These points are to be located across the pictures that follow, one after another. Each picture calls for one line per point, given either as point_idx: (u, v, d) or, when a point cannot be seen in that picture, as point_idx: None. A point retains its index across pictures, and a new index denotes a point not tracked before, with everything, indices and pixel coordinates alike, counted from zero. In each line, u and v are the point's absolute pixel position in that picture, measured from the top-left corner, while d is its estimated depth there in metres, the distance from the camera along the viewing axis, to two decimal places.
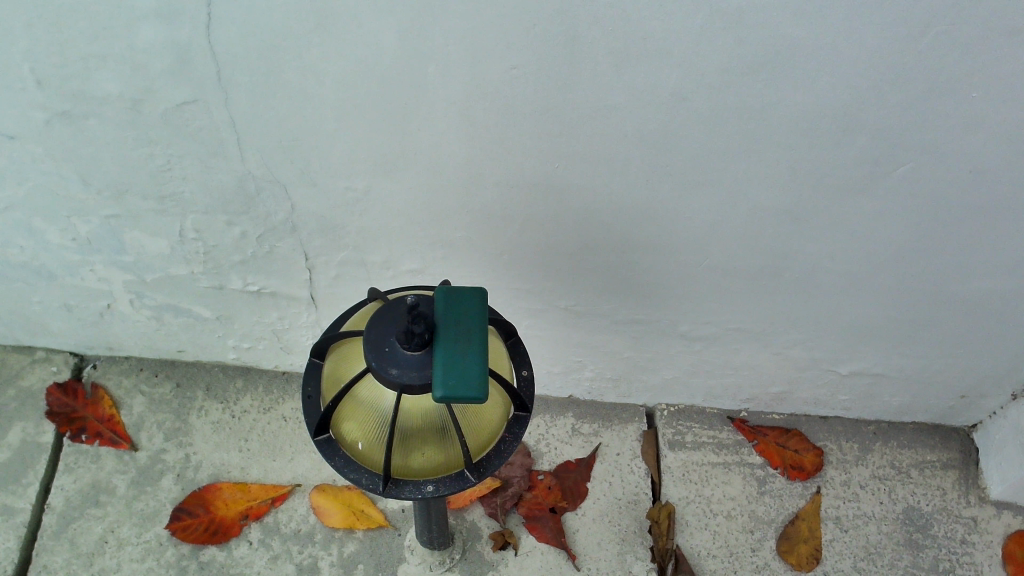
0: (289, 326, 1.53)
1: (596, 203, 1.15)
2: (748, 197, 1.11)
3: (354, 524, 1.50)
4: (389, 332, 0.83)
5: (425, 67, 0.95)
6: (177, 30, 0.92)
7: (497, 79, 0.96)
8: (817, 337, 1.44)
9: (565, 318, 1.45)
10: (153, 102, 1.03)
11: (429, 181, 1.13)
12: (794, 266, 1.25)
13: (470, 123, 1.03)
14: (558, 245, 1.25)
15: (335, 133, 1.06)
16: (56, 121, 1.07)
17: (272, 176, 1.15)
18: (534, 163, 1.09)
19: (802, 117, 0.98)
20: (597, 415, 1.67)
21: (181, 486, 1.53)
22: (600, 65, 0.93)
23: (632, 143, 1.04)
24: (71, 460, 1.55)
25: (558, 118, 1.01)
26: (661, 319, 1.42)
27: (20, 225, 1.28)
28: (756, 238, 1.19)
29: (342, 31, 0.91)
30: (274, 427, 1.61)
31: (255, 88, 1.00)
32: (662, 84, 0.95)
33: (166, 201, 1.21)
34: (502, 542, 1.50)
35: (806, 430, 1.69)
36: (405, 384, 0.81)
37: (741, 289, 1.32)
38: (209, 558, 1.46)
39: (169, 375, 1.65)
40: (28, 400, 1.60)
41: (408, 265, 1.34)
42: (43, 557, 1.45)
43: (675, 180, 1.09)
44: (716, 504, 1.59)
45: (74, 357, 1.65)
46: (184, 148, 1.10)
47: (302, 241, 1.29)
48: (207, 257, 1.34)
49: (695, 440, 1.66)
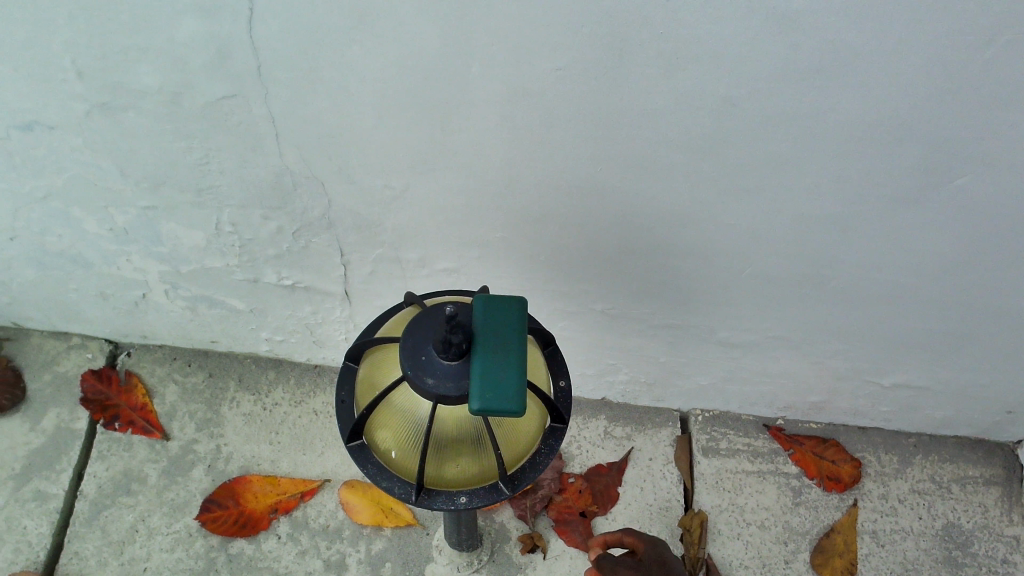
0: (322, 320, 1.52)
1: (637, 207, 1.13)
2: (796, 205, 1.08)
3: (383, 521, 1.49)
4: (425, 341, 0.81)
5: (468, 66, 0.93)
6: (219, 24, 0.91)
7: (541, 79, 0.94)
8: (857, 348, 1.40)
9: (602, 320, 1.42)
10: (193, 96, 1.02)
11: (468, 181, 1.12)
12: (838, 275, 1.22)
13: (512, 124, 1.01)
14: (597, 247, 1.23)
15: (374, 130, 1.04)
16: (96, 113, 1.06)
17: (311, 172, 1.13)
18: (573, 164, 1.06)
19: (856, 126, 0.94)
20: (630, 419, 1.65)
21: (211, 477, 1.53)
22: (649, 69, 0.91)
23: (677, 148, 1.01)
24: (104, 448, 1.55)
25: (602, 119, 0.98)
26: (700, 325, 1.39)
27: (57, 214, 1.28)
28: (801, 245, 1.16)
29: (385, 28, 0.89)
30: (305, 420, 1.61)
31: (295, 83, 0.98)
32: (711, 90, 0.92)
33: (203, 194, 1.20)
34: (531, 545, 1.48)
35: (844, 441, 1.65)
36: (440, 395, 0.79)
37: (782, 297, 1.29)
38: (237, 551, 1.46)
39: (202, 365, 1.65)
40: (63, 386, 1.60)
41: (444, 264, 1.32)
42: (74, 544, 1.46)
43: (719, 186, 1.07)
44: (750, 514, 1.56)
45: (109, 344, 1.65)
46: (223, 142, 1.09)
47: (337, 238, 1.28)
48: (243, 250, 1.33)
49: (730, 447, 1.63)
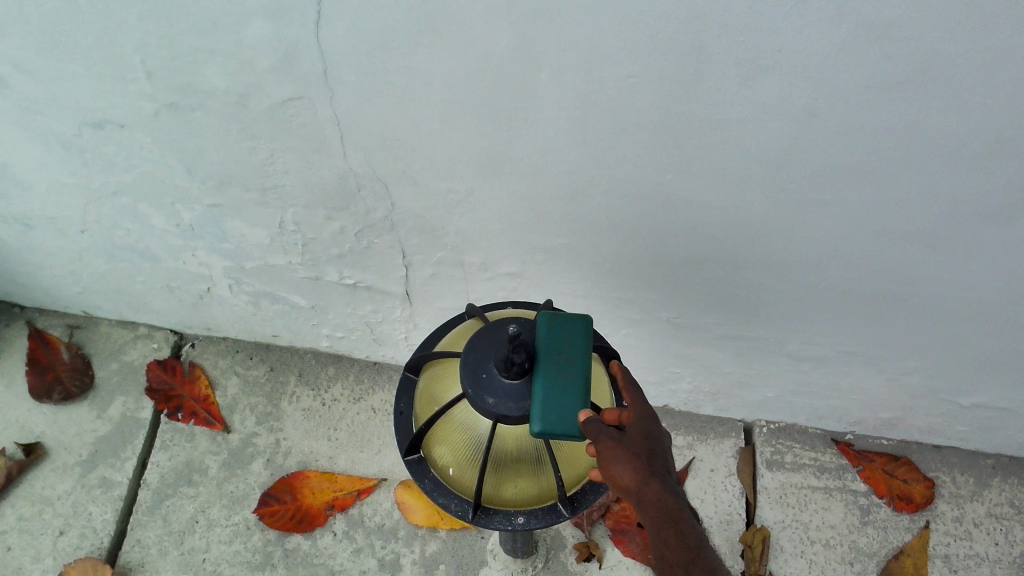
0: (383, 319, 1.51)
1: (708, 217, 1.09)
2: (877, 220, 1.03)
3: (438, 523, 1.48)
4: (486, 358, 0.79)
5: (537, 72, 0.90)
6: (286, 28, 0.89)
7: (613, 86, 0.90)
8: (935, 367, 1.34)
9: (666, 329, 1.38)
10: (259, 98, 1.01)
11: (534, 187, 1.09)
12: (919, 292, 1.16)
13: (581, 131, 0.98)
14: (665, 256, 1.19)
15: (440, 134, 1.02)
16: (164, 112, 1.06)
17: (374, 175, 1.12)
18: (643, 173, 1.03)
19: (947, 141, 0.89)
20: (691, 428, 1.61)
21: (270, 470, 1.55)
22: (726, 78, 0.86)
23: (753, 159, 0.97)
24: (167, 438, 1.57)
25: (676, 128, 0.95)
26: (768, 337, 1.35)
27: (126, 209, 1.29)
28: (881, 261, 1.11)
29: (453, 33, 0.86)
30: (364, 417, 1.61)
31: (361, 87, 0.97)
32: (792, 101, 0.87)
33: (267, 193, 1.20)
34: (586, 554, 1.46)
35: (916, 459, 1.58)
36: (500, 415, 0.76)
37: (858, 312, 1.23)
38: (294, 547, 1.47)
39: (264, 359, 1.67)
40: (129, 375, 1.63)
41: (506, 268, 1.29)
42: (137, 532, 1.48)
43: (795, 199, 1.02)
44: (815, 531, 1.51)
45: (174, 335, 1.68)
46: (288, 143, 1.08)
47: (399, 239, 1.27)
48: (306, 249, 1.33)
49: (795, 461, 1.58)
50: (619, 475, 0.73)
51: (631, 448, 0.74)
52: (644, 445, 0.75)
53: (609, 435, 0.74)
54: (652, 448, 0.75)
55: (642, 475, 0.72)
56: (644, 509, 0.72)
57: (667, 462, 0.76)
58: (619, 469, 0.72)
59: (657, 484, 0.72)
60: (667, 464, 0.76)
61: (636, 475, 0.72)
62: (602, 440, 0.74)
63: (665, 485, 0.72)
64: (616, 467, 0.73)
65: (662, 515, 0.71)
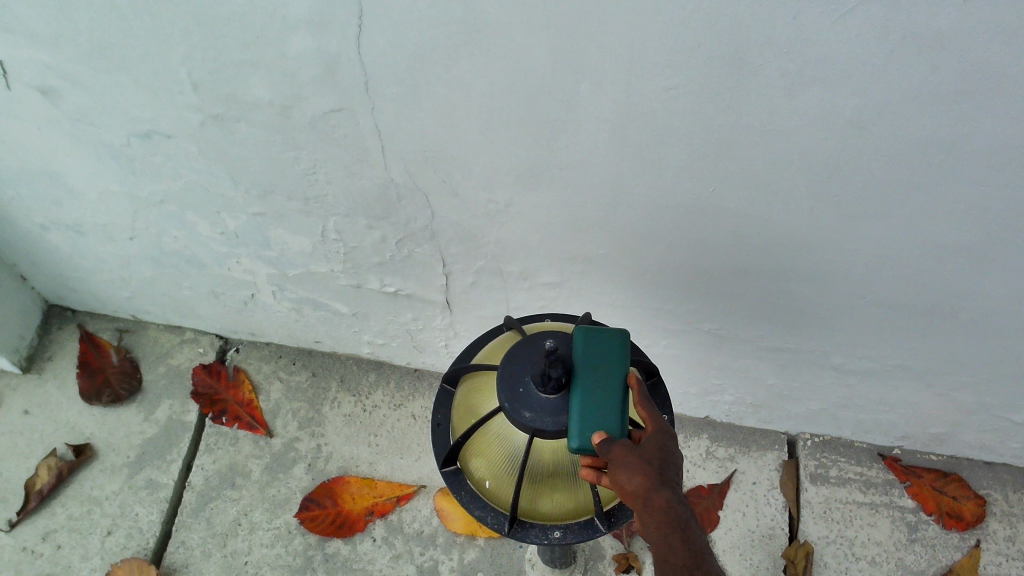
0: (423, 327, 1.52)
1: (750, 228, 1.07)
2: (926, 233, 1.01)
3: (477, 531, 1.48)
4: (523, 372, 0.79)
5: (577, 83, 0.90)
6: (328, 40, 0.90)
7: (654, 98, 0.90)
8: (987, 382, 1.30)
9: (707, 340, 1.37)
10: (302, 109, 1.02)
11: (574, 198, 1.09)
12: (970, 306, 1.13)
13: (621, 142, 0.97)
14: (707, 267, 1.18)
15: (480, 145, 1.02)
16: (209, 123, 1.08)
17: (415, 185, 1.13)
18: (684, 184, 1.02)
19: (999, 153, 0.86)
20: (733, 439, 1.59)
21: (311, 475, 1.56)
22: (769, 89, 0.85)
23: (796, 171, 0.95)
24: (212, 441, 1.60)
25: (718, 139, 0.93)
26: (812, 350, 1.32)
27: (173, 217, 1.32)
28: (930, 274, 1.08)
29: (493, 45, 0.87)
30: (403, 424, 1.62)
31: (402, 98, 0.97)
32: (838, 112, 0.86)
33: (309, 203, 1.21)
34: (625, 566, 1.45)
35: (966, 475, 1.54)
36: (537, 430, 0.76)
37: (906, 325, 1.20)
38: (334, 551, 1.48)
39: (306, 364, 1.69)
40: (176, 378, 1.67)
41: (546, 278, 1.29)
42: (181, 533, 1.51)
43: (841, 211, 1.00)
44: (860, 548, 1.48)
45: (220, 340, 1.72)
46: (330, 153, 1.10)
47: (439, 249, 1.27)
48: (347, 257, 1.34)
49: (841, 475, 1.55)
50: (627, 480, 0.73)
51: (643, 455, 0.74)
52: (657, 454, 0.75)
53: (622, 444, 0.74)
54: (665, 456, 0.75)
55: (651, 482, 0.72)
56: (650, 515, 0.72)
57: (678, 474, 0.75)
58: (628, 475, 0.73)
59: (666, 491, 0.72)
60: (678, 475, 0.75)
61: (644, 482, 0.72)
62: (614, 447, 0.74)
63: (674, 494, 0.73)
64: (624, 472, 0.73)
65: (668, 521, 0.71)
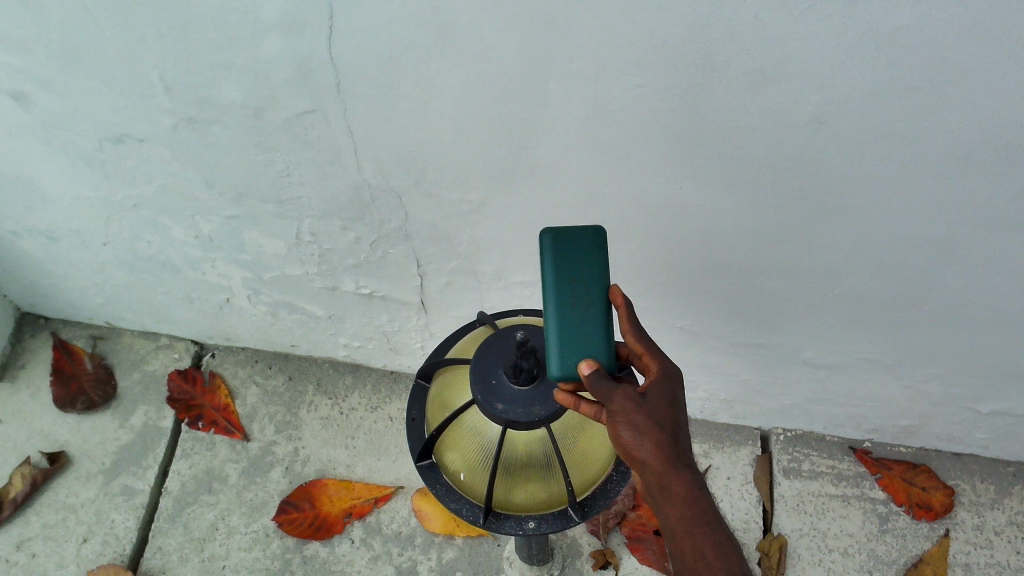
0: (399, 328, 1.53)
1: (718, 225, 1.09)
2: (888, 227, 1.03)
3: (455, 531, 1.49)
4: (496, 365, 0.80)
5: (546, 82, 0.91)
6: (300, 42, 0.91)
7: (621, 96, 0.92)
8: (953, 373, 1.33)
9: (679, 337, 1.39)
10: (274, 110, 1.03)
11: (545, 197, 1.10)
12: (934, 298, 1.15)
13: (591, 140, 0.99)
14: (677, 264, 1.20)
15: (452, 144, 1.03)
16: (182, 126, 1.09)
17: (388, 185, 1.14)
18: (653, 181, 1.04)
19: (957, 147, 0.89)
20: (707, 436, 1.62)
21: (289, 478, 1.56)
22: (733, 86, 0.87)
23: (761, 166, 0.97)
24: (188, 446, 1.60)
25: (684, 136, 0.95)
26: (782, 345, 1.35)
27: (146, 221, 1.32)
28: (894, 267, 1.10)
29: (464, 45, 0.88)
30: (381, 426, 1.63)
31: (374, 99, 0.98)
32: (800, 108, 0.88)
33: (284, 205, 1.22)
34: (602, 562, 1.47)
35: (935, 467, 1.57)
36: (509, 420, 0.77)
37: (872, 318, 1.23)
38: (312, 553, 1.48)
39: (282, 368, 1.70)
40: (152, 385, 1.67)
41: (520, 277, 1.30)
42: (158, 539, 1.50)
43: (805, 206, 1.02)
44: (833, 539, 1.50)
45: (195, 346, 1.72)
46: (303, 155, 1.10)
47: (414, 249, 1.28)
48: (322, 259, 1.35)
49: (813, 468, 1.57)
50: (639, 445, 0.76)
51: (653, 416, 0.77)
52: (666, 414, 0.78)
53: (634, 404, 0.77)
54: (672, 411, 0.79)
55: (664, 447, 0.76)
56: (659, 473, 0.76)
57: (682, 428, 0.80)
58: (640, 440, 0.76)
59: (675, 453, 0.76)
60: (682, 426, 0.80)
61: (656, 446, 0.76)
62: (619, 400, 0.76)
63: (682, 457, 0.77)
64: (635, 434, 0.76)
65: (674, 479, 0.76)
